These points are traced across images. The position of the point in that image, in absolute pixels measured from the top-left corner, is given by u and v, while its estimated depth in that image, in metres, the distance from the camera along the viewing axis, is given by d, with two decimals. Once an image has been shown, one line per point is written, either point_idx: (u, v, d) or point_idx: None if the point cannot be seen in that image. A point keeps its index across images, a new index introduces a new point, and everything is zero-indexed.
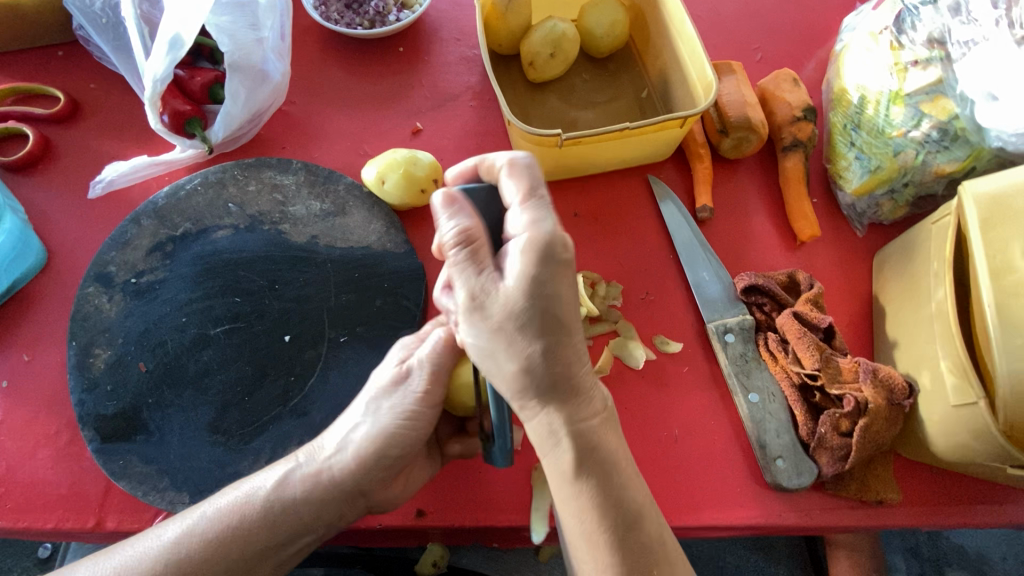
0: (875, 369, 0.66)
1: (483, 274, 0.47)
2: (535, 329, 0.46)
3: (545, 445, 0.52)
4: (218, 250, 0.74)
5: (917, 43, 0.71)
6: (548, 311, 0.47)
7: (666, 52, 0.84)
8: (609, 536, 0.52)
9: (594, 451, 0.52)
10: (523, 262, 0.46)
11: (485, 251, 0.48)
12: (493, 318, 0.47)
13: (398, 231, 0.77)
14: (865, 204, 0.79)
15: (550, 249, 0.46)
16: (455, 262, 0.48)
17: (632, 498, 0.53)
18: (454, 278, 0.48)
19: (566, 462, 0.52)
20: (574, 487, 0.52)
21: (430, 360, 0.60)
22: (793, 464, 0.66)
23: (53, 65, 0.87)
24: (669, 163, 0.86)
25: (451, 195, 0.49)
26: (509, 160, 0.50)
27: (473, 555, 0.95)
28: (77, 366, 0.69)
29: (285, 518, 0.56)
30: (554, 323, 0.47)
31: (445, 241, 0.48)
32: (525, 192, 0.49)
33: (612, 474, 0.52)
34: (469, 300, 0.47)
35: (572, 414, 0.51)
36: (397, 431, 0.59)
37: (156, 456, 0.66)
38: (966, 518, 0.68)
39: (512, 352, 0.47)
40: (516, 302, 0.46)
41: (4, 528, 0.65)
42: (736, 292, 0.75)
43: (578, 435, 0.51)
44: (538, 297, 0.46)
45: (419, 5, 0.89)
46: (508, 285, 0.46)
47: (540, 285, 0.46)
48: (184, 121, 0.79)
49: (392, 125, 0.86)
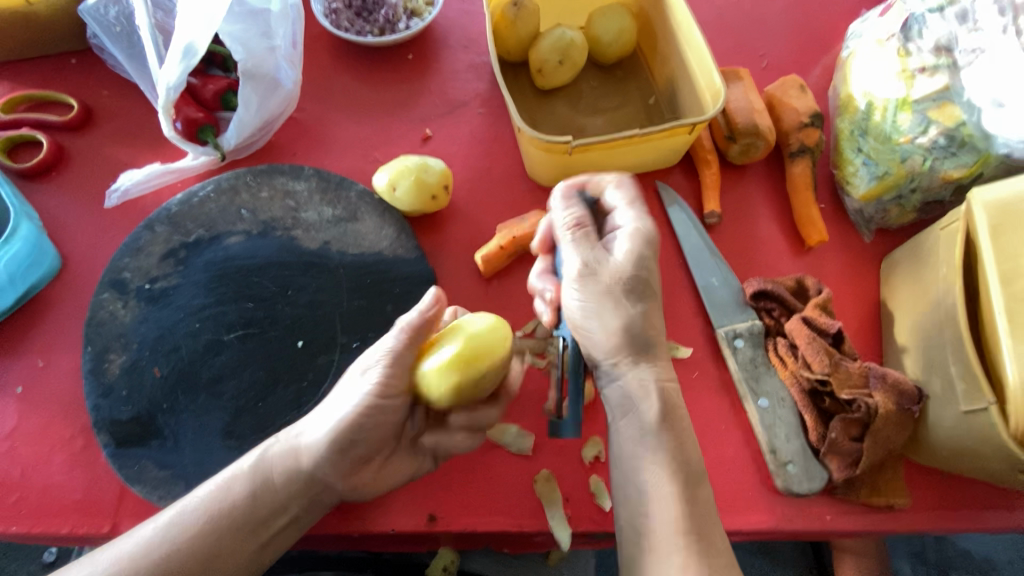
0: (885, 374, 0.67)
1: (596, 251, 0.57)
2: (635, 294, 0.56)
3: (630, 403, 0.56)
4: (231, 255, 0.75)
5: (925, 50, 0.72)
6: (646, 282, 0.57)
7: (673, 59, 0.84)
8: (680, 485, 0.53)
9: (672, 408, 0.56)
10: (631, 243, 0.57)
11: (594, 234, 0.58)
12: (603, 283, 0.55)
13: (408, 236, 0.77)
14: (872, 209, 0.80)
15: (653, 237, 0.58)
16: (571, 239, 0.58)
17: (696, 460, 0.55)
18: (569, 252, 0.57)
19: (648, 415, 0.55)
20: (653, 440, 0.54)
21: (386, 357, 0.58)
22: (803, 469, 0.67)
23: (66, 73, 0.87)
24: (677, 169, 0.86)
25: (570, 191, 0.61)
26: (618, 179, 0.62)
27: (482, 560, 0.93)
28: (92, 372, 0.69)
29: (263, 495, 0.57)
30: (649, 293, 0.57)
31: (564, 224, 0.58)
32: (631, 198, 0.60)
33: (686, 434, 0.56)
34: (583, 268, 0.56)
35: (657, 373, 0.57)
36: (354, 418, 0.57)
37: (171, 460, 0.66)
38: (975, 523, 0.68)
39: (614, 309, 0.55)
40: (626, 271, 0.56)
41: (19, 532, 0.65)
42: (745, 298, 0.75)
43: (662, 391, 0.56)
44: (642, 270, 0.56)
45: (428, 13, 0.90)
46: (618, 259, 0.56)
47: (642, 263, 0.56)
48: (197, 128, 0.79)
49: (402, 131, 0.87)
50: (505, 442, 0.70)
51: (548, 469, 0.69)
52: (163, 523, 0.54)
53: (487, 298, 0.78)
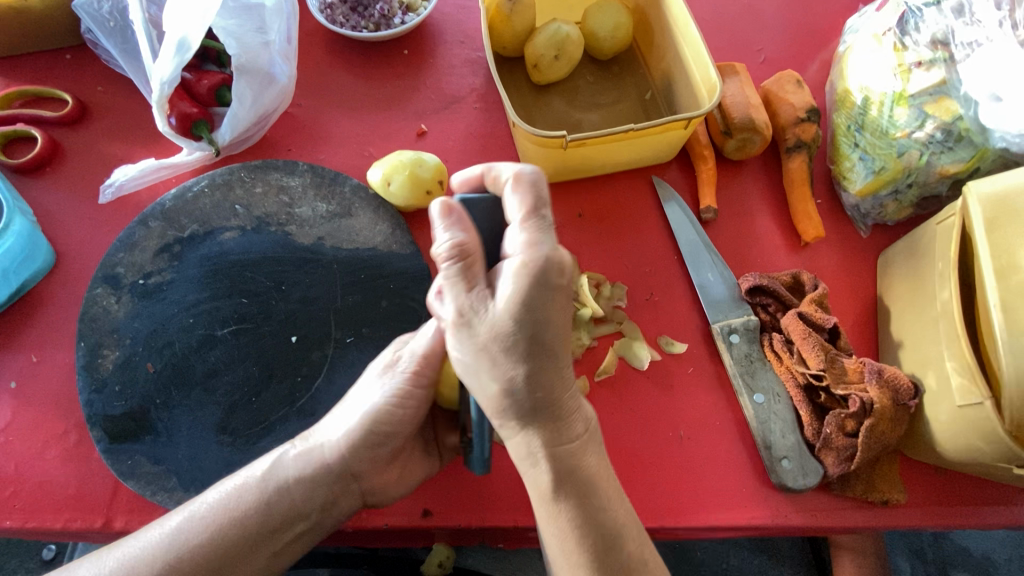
0: (881, 369, 0.67)
1: (475, 292, 0.48)
2: (520, 352, 0.47)
3: (523, 465, 0.54)
4: (225, 251, 0.75)
5: (921, 45, 0.72)
6: (535, 336, 0.47)
7: (670, 54, 0.84)
8: (587, 550, 0.53)
9: (573, 473, 0.53)
10: (515, 285, 0.46)
11: (477, 267, 0.48)
12: (478, 337, 0.47)
13: (403, 232, 0.77)
14: (869, 205, 0.79)
15: (545, 275, 0.46)
16: (448, 276, 0.48)
17: (611, 520, 0.54)
18: (444, 292, 0.49)
19: (545, 482, 0.53)
20: (552, 509, 0.53)
21: (422, 347, 0.60)
22: (799, 464, 0.67)
23: (61, 68, 0.87)
24: (673, 164, 0.86)
25: (449, 204, 0.49)
26: (515, 173, 0.49)
27: (479, 556, 0.96)
28: (86, 367, 0.69)
29: (277, 502, 0.57)
30: (540, 348, 0.47)
31: (439, 254, 0.48)
32: (527, 210, 0.48)
33: (592, 495, 0.54)
34: (458, 317, 0.48)
35: (552, 436, 0.52)
36: (388, 410, 0.59)
37: (164, 456, 0.66)
38: (971, 519, 0.68)
39: (495, 369, 0.48)
40: (505, 325, 0.46)
41: (13, 527, 0.65)
42: (741, 293, 0.75)
43: (557, 458, 0.52)
44: (527, 321, 0.46)
45: (424, 8, 0.90)
46: (498, 306, 0.47)
47: (531, 308, 0.46)
48: (190, 123, 0.79)
49: (397, 127, 0.87)
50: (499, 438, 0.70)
51: None
52: (173, 529, 0.55)
53: None
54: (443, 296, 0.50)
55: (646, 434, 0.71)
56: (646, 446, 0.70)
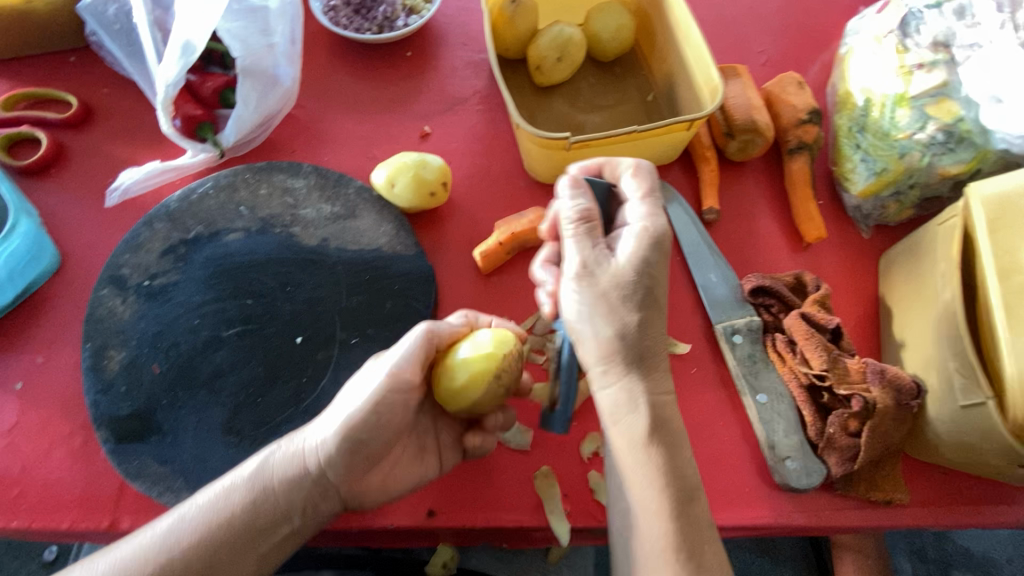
0: (883, 369, 0.67)
1: (596, 248, 0.57)
2: (636, 300, 0.55)
3: (621, 412, 0.55)
4: (230, 251, 0.75)
5: (922, 46, 0.72)
6: (648, 288, 0.56)
7: (672, 56, 0.85)
8: (671, 502, 0.52)
9: (664, 423, 0.54)
10: (635, 244, 0.56)
11: (599, 232, 0.58)
12: (600, 284, 0.55)
13: (407, 233, 0.78)
14: (870, 205, 0.79)
15: (661, 239, 0.57)
16: (574, 235, 0.57)
17: (690, 474, 0.54)
18: (569, 249, 0.57)
19: (639, 428, 0.54)
20: (643, 453, 0.53)
21: (401, 352, 0.60)
22: (802, 465, 0.67)
23: (65, 70, 0.87)
24: (676, 166, 0.86)
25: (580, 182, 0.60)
26: (633, 164, 0.61)
27: (482, 556, 0.94)
28: (92, 368, 0.70)
29: (260, 505, 0.55)
30: (650, 300, 0.56)
31: (568, 217, 0.58)
32: (646, 190, 0.59)
33: (678, 447, 0.55)
34: (582, 268, 0.56)
35: (650, 385, 0.55)
36: (364, 415, 0.57)
37: (170, 456, 0.66)
38: (974, 519, 0.68)
39: (610, 315, 0.55)
40: (625, 274, 0.55)
41: (19, 528, 0.65)
42: (744, 294, 0.75)
43: (654, 405, 0.54)
44: (644, 275, 0.56)
45: (427, 11, 0.90)
46: (619, 259, 0.56)
47: (646, 265, 0.56)
48: (195, 126, 0.80)
49: (401, 129, 0.87)
50: (503, 438, 0.70)
51: (548, 465, 0.70)
52: (161, 531, 0.54)
53: (485, 294, 0.78)
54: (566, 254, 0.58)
55: None
56: None
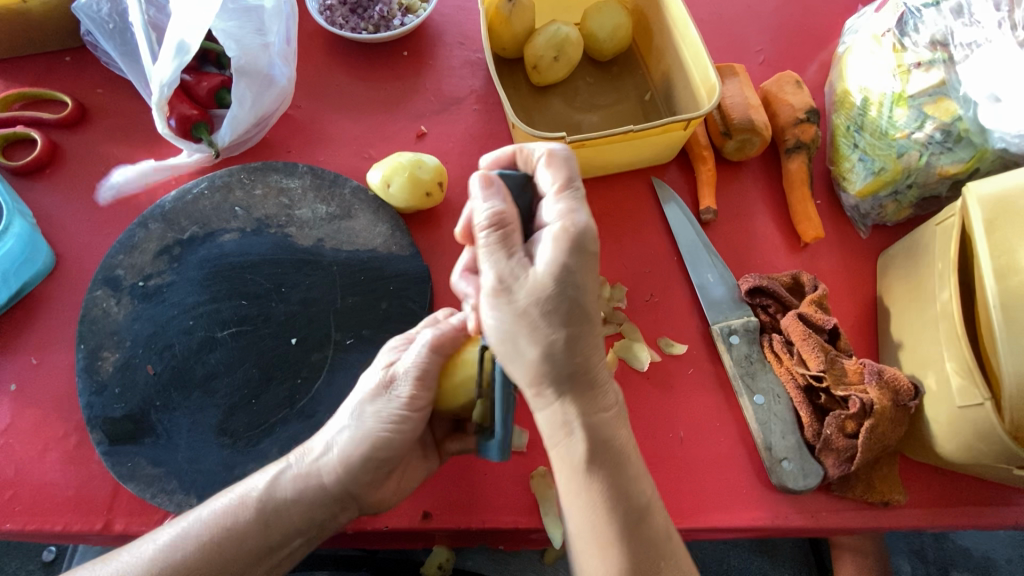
0: (881, 370, 0.66)
1: (514, 257, 0.49)
2: (560, 317, 0.48)
3: (558, 436, 0.52)
4: (225, 253, 0.75)
5: (920, 46, 0.72)
6: (573, 299, 0.48)
7: (669, 55, 0.84)
8: (619, 526, 0.52)
9: (606, 444, 0.52)
10: (555, 250, 0.48)
11: (515, 235, 0.50)
12: (518, 302, 0.48)
13: (403, 233, 0.77)
14: (868, 205, 0.79)
15: (583, 240, 0.48)
16: (486, 244, 0.50)
17: (639, 495, 0.53)
18: (484, 260, 0.50)
19: (578, 455, 0.52)
20: (584, 480, 0.52)
21: (415, 368, 0.58)
22: (799, 466, 0.67)
23: (61, 71, 0.87)
24: (673, 165, 0.86)
25: (489, 177, 0.51)
26: (548, 151, 0.53)
27: (477, 557, 0.96)
28: (86, 369, 0.69)
29: (276, 520, 0.57)
30: (580, 314, 0.49)
31: (477, 222, 0.50)
32: (561, 183, 0.51)
33: (622, 466, 0.53)
34: (497, 283, 0.49)
35: (587, 407, 0.51)
36: (385, 436, 0.58)
37: (164, 458, 0.66)
38: (971, 520, 0.68)
39: (534, 335, 0.48)
40: (546, 289, 0.47)
41: (13, 530, 0.65)
42: (741, 294, 0.75)
43: (591, 429, 0.51)
44: (567, 285, 0.48)
45: (423, 10, 0.90)
46: (538, 270, 0.48)
47: (571, 272, 0.48)
48: (190, 125, 0.79)
49: (397, 128, 0.87)
50: None
51: (544, 466, 0.69)
52: (167, 543, 0.54)
53: None
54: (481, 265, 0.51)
55: (646, 436, 0.71)
56: (646, 448, 0.70)
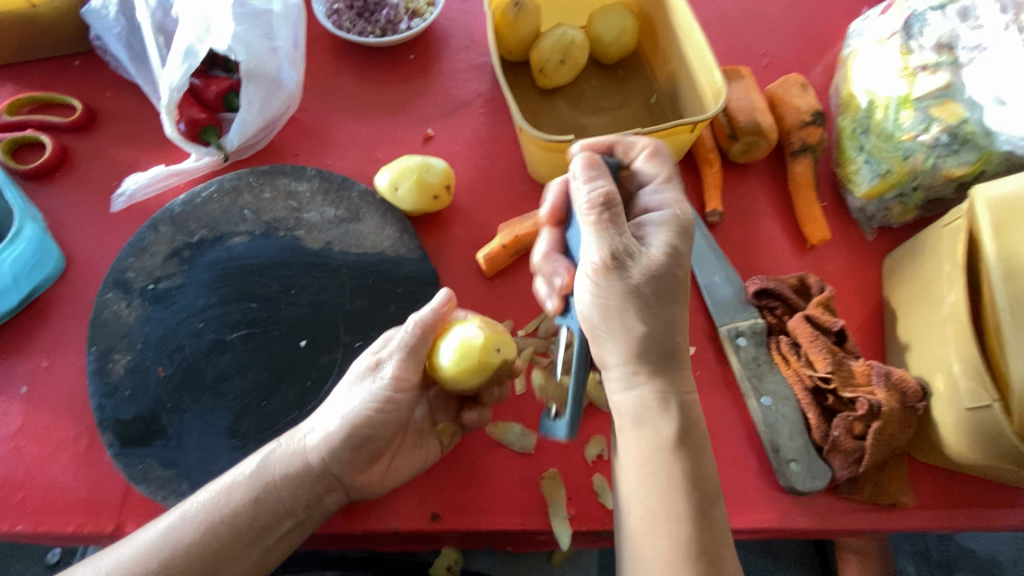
0: (888, 372, 0.67)
1: (624, 236, 0.52)
2: (670, 293, 0.53)
3: (649, 414, 0.54)
4: (234, 256, 0.75)
5: (926, 48, 0.71)
6: (678, 280, 0.53)
7: (675, 59, 0.85)
8: (693, 505, 0.52)
9: (688, 418, 0.55)
10: (670, 232, 0.54)
11: (621, 215, 0.52)
12: (631, 278, 0.51)
13: (411, 236, 0.78)
14: (874, 207, 0.79)
15: (689, 227, 0.55)
16: (593, 222, 0.52)
17: (713, 478, 0.54)
18: (592, 238, 0.52)
19: (666, 432, 0.54)
20: (669, 457, 0.53)
21: (398, 348, 0.62)
22: (807, 467, 0.67)
23: (70, 75, 0.88)
24: (679, 168, 0.86)
25: (592, 159, 0.55)
26: (652, 150, 0.59)
27: (485, 558, 0.97)
28: (97, 372, 0.70)
29: (266, 499, 0.57)
30: (679, 296, 0.54)
31: (585, 201, 0.52)
32: (664, 176, 0.58)
33: (702, 453, 0.54)
34: (610, 258, 0.51)
35: (676, 385, 0.55)
36: (368, 414, 0.59)
37: (175, 459, 0.66)
38: (980, 521, 0.68)
39: (637, 310, 0.52)
40: (657, 266, 0.52)
41: (24, 532, 0.65)
42: (747, 296, 0.75)
43: (683, 405, 0.54)
44: (673, 268, 0.53)
45: (430, 14, 0.90)
46: (651, 252, 0.52)
47: (675, 257, 0.53)
48: (199, 129, 0.80)
49: (404, 132, 0.87)
50: (507, 441, 0.71)
51: (555, 468, 0.69)
52: (167, 527, 0.55)
53: (489, 297, 0.78)
54: (587, 241, 0.53)
55: None
56: None
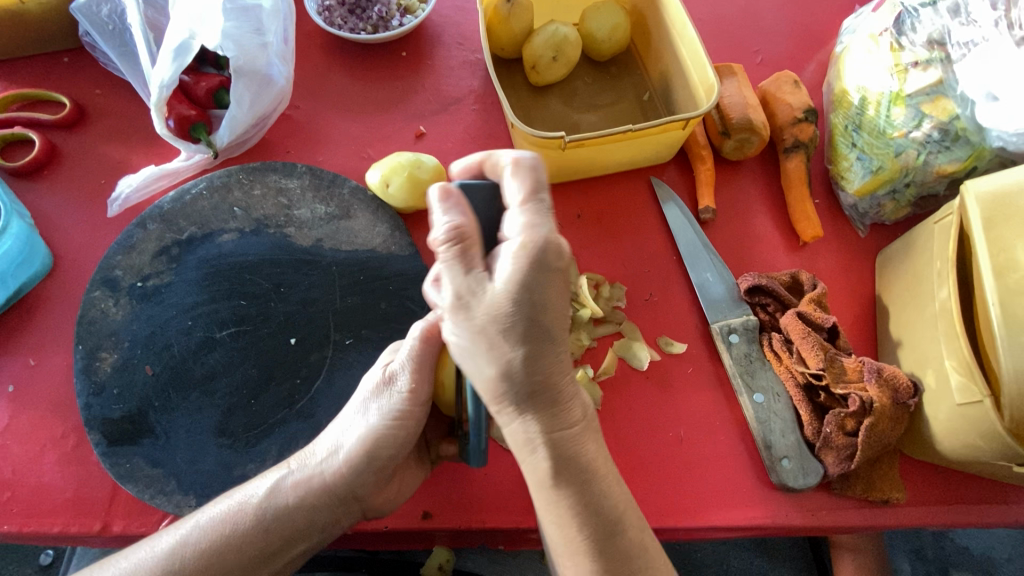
0: (880, 368, 0.67)
1: (471, 276, 0.48)
2: (518, 335, 0.47)
3: (522, 454, 0.52)
4: (224, 254, 0.75)
5: (917, 45, 0.72)
6: (534, 316, 0.48)
7: (668, 55, 0.84)
8: (587, 540, 0.52)
9: (569, 457, 0.51)
10: (516, 265, 0.47)
11: (475, 250, 0.49)
12: (477, 319, 0.48)
13: (402, 233, 0.77)
14: (867, 204, 0.79)
15: (545, 257, 0.48)
16: (446, 259, 0.49)
17: (610, 508, 0.53)
18: (443, 274, 0.49)
19: (543, 471, 0.51)
20: (551, 495, 0.52)
21: (410, 359, 0.60)
22: (799, 464, 0.67)
23: (59, 71, 0.87)
24: (671, 165, 0.86)
25: (447, 188, 0.49)
26: (514, 160, 0.51)
27: (477, 557, 0.96)
28: (84, 370, 0.69)
29: (278, 527, 0.57)
30: (541, 333, 0.48)
31: (436, 238, 0.49)
32: (526, 194, 0.50)
33: (591, 483, 0.52)
34: (455, 300, 0.48)
35: (552, 424, 0.51)
36: (385, 432, 0.59)
37: (163, 458, 0.66)
38: (972, 518, 0.68)
39: (492, 353, 0.48)
40: (503, 307, 0.47)
41: (10, 532, 0.65)
42: (740, 293, 0.75)
43: (554, 446, 0.51)
44: (526, 302, 0.47)
45: (422, 10, 0.90)
46: (495, 289, 0.47)
47: (529, 291, 0.47)
48: (190, 126, 0.79)
49: (396, 128, 0.87)
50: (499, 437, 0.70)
51: None
52: (167, 549, 0.54)
53: None
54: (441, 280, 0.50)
55: (645, 434, 0.71)
56: (645, 445, 0.70)
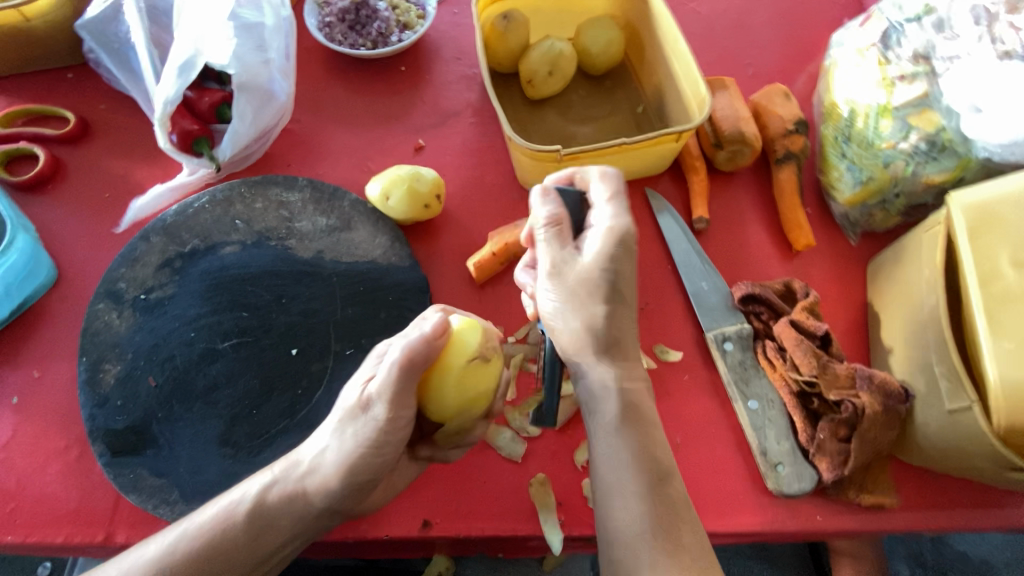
0: (872, 375, 0.68)
1: (566, 249, 0.56)
2: (603, 295, 0.55)
3: (595, 400, 0.56)
4: (225, 265, 0.76)
5: (903, 59, 0.74)
6: (615, 281, 0.55)
7: (661, 69, 0.86)
8: (642, 484, 0.52)
9: (636, 407, 0.56)
10: (603, 244, 0.55)
11: (567, 232, 0.56)
12: (569, 284, 0.55)
13: (402, 245, 0.78)
14: (857, 213, 0.81)
15: (626, 241, 0.56)
16: (543, 236, 0.56)
17: (663, 457, 0.54)
18: (539, 250, 0.57)
19: (610, 416, 0.55)
20: (616, 441, 0.54)
21: (387, 389, 0.56)
22: (794, 470, 0.68)
23: (63, 86, 0.89)
24: (666, 176, 0.88)
25: (546, 187, 0.58)
26: (601, 170, 0.58)
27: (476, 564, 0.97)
28: (88, 382, 0.70)
29: (266, 536, 0.57)
30: (619, 297, 0.56)
31: (537, 220, 0.57)
32: (612, 192, 0.57)
33: (651, 433, 0.55)
34: (551, 268, 0.56)
35: (621, 374, 0.56)
36: (362, 456, 0.57)
37: (166, 468, 0.67)
38: (966, 523, 0.69)
39: (580, 310, 0.55)
40: (590, 273, 0.55)
41: (14, 543, 0.65)
42: (734, 301, 0.76)
43: (625, 393, 0.56)
44: (611, 272, 0.55)
45: (420, 26, 0.92)
46: (585, 260, 0.55)
47: (613, 265, 0.55)
48: (191, 140, 0.80)
49: (395, 142, 0.88)
50: (496, 445, 0.71)
51: (544, 474, 0.70)
52: (155, 557, 0.55)
53: (479, 305, 0.79)
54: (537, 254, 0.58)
55: None
56: None
